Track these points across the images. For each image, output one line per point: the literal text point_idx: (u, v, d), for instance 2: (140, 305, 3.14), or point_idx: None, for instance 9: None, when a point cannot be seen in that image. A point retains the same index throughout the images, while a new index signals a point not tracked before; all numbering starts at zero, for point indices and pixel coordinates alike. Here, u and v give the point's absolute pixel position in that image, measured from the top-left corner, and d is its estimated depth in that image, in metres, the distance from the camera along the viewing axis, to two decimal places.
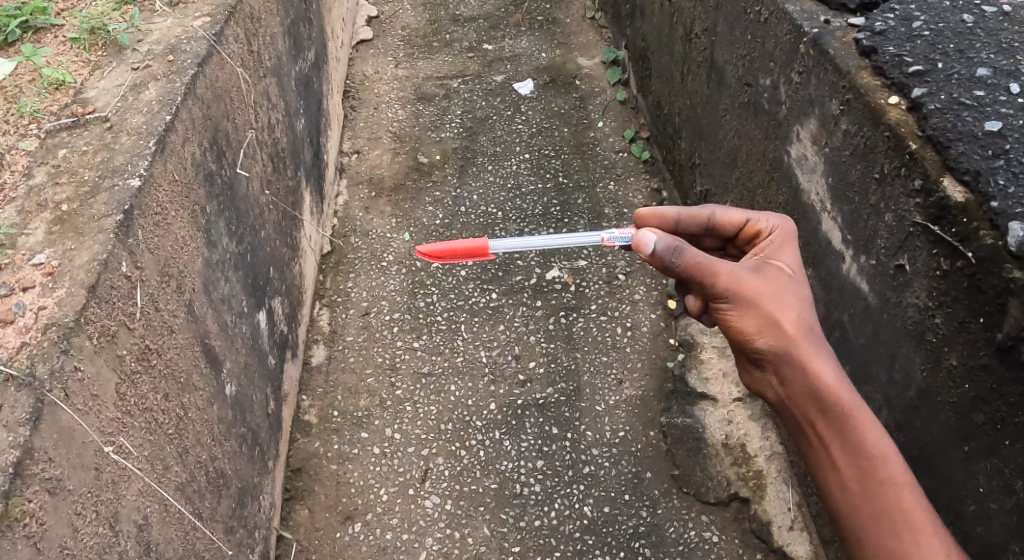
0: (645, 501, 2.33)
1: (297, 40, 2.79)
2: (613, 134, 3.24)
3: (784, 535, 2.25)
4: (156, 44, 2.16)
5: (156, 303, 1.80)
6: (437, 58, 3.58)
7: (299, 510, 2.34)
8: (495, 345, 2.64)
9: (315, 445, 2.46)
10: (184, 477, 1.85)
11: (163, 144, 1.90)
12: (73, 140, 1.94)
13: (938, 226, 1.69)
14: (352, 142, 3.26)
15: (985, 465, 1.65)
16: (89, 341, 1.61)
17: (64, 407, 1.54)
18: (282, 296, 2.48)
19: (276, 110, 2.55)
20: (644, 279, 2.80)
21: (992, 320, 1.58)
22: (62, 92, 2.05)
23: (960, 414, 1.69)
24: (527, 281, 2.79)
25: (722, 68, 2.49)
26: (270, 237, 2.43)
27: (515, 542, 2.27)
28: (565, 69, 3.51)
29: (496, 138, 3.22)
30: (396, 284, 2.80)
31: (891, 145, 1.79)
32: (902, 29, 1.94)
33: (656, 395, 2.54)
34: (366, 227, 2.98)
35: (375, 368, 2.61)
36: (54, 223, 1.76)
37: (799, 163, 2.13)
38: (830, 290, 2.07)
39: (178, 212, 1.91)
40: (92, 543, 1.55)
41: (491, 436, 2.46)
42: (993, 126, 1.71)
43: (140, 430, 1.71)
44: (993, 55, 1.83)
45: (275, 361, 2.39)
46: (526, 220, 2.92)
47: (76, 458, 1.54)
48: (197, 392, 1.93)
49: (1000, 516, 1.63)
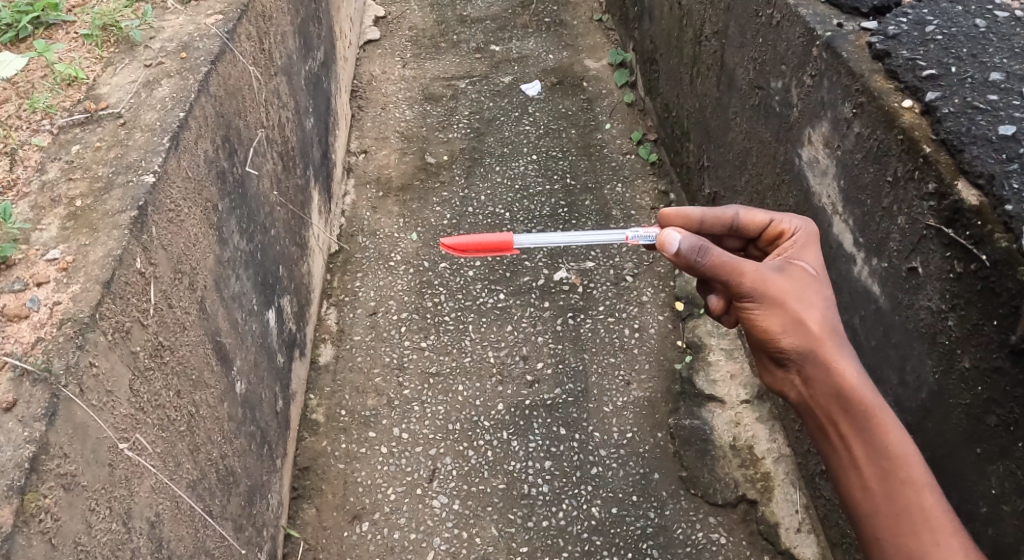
0: (653, 503, 2.33)
1: (306, 39, 2.80)
2: (621, 136, 3.25)
3: (791, 537, 2.26)
4: (169, 42, 2.17)
5: (169, 300, 1.80)
6: (445, 58, 3.59)
7: (306, 509, 2.34)
8: (503, 346, 2.64)
9: (323, 444, 2.46)
10: (195, 474, 1.84)
11: (176, 141, 1.90)
12: (86, 136, 1.94)
13: (952, 230, 1.69)
14: (360, 142, 3.26)
15: (998, 467, 1.65)
16: (104, 337, 1.60)
17: (78, 403, 1.53)
18: (291, 294, 2.48)
19: (286, 109, 2.55)
20: (652, 281, 2.80)
21: (1006, 322, 1.59)
22: (75, 88, 2.05)
23: (973, 416, 1.70)
24: (535, 282, 2.79)
25: (732, 70, 2.50)
26: (280, 236, 2.43)
27: (523, 542, 2.27)
28: (572, 70, 3.51)
29: (503, 139, 3.22)
30: (404, 284, 2.80)
31: (904, 148, 1.80)
32: (915, 33, 1.95)
33: (664, 396, 2.54)
34: (373, 226, 2.98)
35: (383, 367, 2.61)
36: (68, 219, 1.76)
37: (810, 166, 2.13)
38: (841, 293, 2.08)
39: (191, 209, 1.91)
40: (105, 540, 1.55)
41: (499, 437, 2.46)
42: (1007, 130, 1.71)
43: (153, 427, 1.71)
44: (1006, 59, 1.84)
45: (283, 359, 2.39)
46: (534, 221, 2.93)
47: (91, 454, 1.54)
48: (208, 389, 1.93)
49: (1013, 519, 1.63)
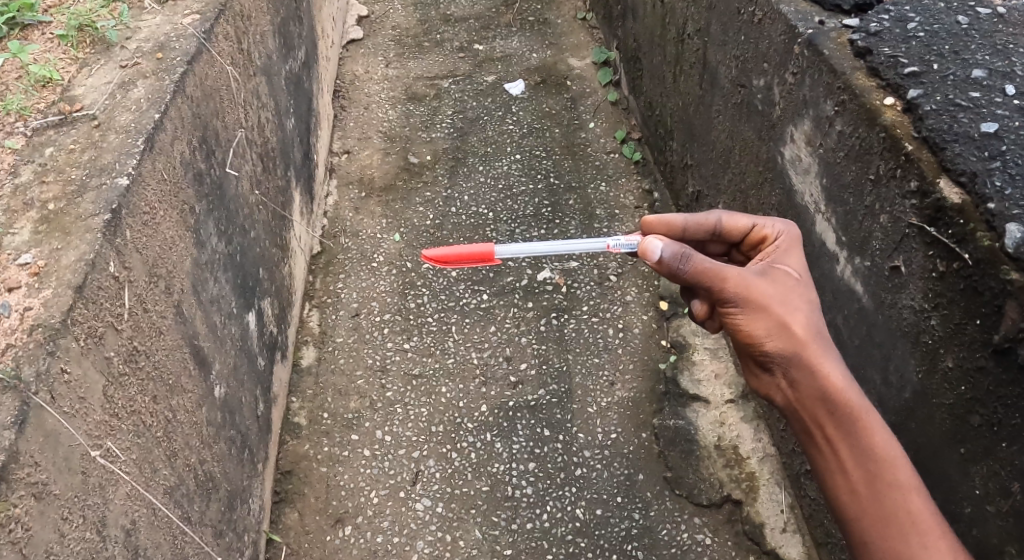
0: (638, 504, 2.32)
1: (287, 39, 2.77)
2: (605, 135, 3.23)
3: (777, 537, 2.25)
4: (145, 42, 2.14)
5: (144, 304, 1.77)
6: (428, 58, 3.56)
7: (288, 512, 2.32)
8: (486, 347, 2.63)
9: (305, 447, 2.44)
10: (173, 481, 1.82)
11: (151, 143, 1.87)
12: (60, 138, 1.91)
13: (934, 228, 1.68)
14: (343, 142, 3.23)
15: (982, 467, 1.65)
16: (76, 343, 1.58)
17: (49, 410, 1.51)
18: (271, 297, 2.46)
19: (265, 110, 2.52)
20: (636, 280, 2.78)
21: (988, 321, 1.58)
22: (49, 89, 2.02)
23: (956, 416, 1.69)
24: (519, 282, 2.78)
25: (715, 69, 2.48)
26: (260, 237, 2.40)
27: (507, 545, 2.25)
28: (557, 69, 3.50)
29: (486, 139, 3.20)
30: (387, 285, 2.78)
31: (886, 146, 1.78)
32: (897, 30, 1.94)
33: (648, 397, 2.52)
34: (356, 227, 2.95)
35: (366, 369, 2.59)
36: (41, 223, 1.74)
37: (793, 164, 2.12)
38: (824, 291, 2.07)
39: (167, 212, 1.89)
40: (78, 549, 1.52)
41: (483, 438, 2.44)
42: (989, 128, 1.70)
43: (128, 433, 1.68)
44: (988, 56, 1.83)
45: (264, 362, 2.36)
46: (518, 221, 2.91)
47: (63, 462, 1.52)
48: (186, 393, 1.91)
49: (997, 519, 1.62)
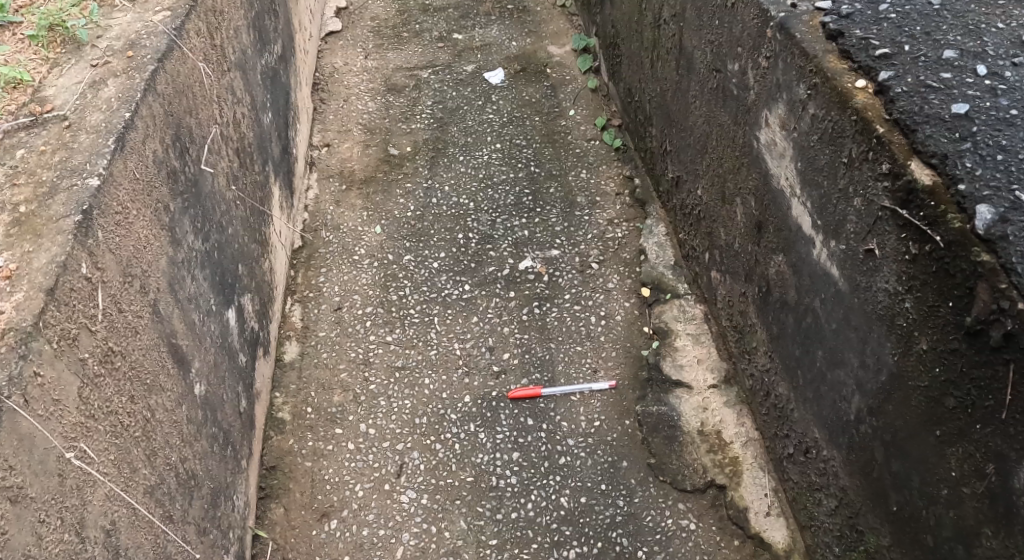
0: (622, 491, 2.32)
1: (262, 32, 2.75)
2: (585, 122, 3.22)
3: (761, 521, 2.25)
4: (116, 40, 2.12)
5: (118, 305, 1.77)
6: (407, 49, 3.55)
7: (274, 508, 2.32)
8: (469, 337, 2.63)
9: (290, 442, 2.44)
10: (153, 480, 1.82)
11: (122, 142, 1.86)
12: (30, 140, 1.90)
13: (906, 211, 1.68)
14: (323, 135, 3.22)
15: (956, 449, 1.65)
16: (49, 345, 1.58)
17: (23, 414, 1.51)
18: (252, 293, 2.46)
19: (241, 105, 2.51)
20: (618, 267, 2.78)
21: (961, 304, 1.59)
22: (20, 90, 2.01)
23: (931, 398, 1.69)
24: (500, 272, 2.77)
25: (691, 53, 2.48)
26: (238, 234, 2.40)
27: (492, 535, 2.26)
28: (536, 57, 3.48)
29: (466, 128, 3.20)
30: (369, 278, 2.78)
31: (858, 128, 1.78)
32: (869, 12, 1.95)
33: (631, 384, 2.53)
34: (337, 220, 2.95)
35: (349, 362, 2.59)
36: (12, 225, 1.73)
37: (768, 148, 2.11)
38: (802, 276, 2.06)
39: (140, 211, 1.88)
40: (57, 551, 1.53)
41: (466, 429, 2.44)
42: (959, 109, 1.73)
43: (105, 434, 1.68)
44: (959, 37, 1.85)
45: (246, 358, 2.36)
46: (499, 210, 2.93)
47: (38, 465, 1.52)
48: (165, 392, 1.90)
49: (973, 500, 1.63)
